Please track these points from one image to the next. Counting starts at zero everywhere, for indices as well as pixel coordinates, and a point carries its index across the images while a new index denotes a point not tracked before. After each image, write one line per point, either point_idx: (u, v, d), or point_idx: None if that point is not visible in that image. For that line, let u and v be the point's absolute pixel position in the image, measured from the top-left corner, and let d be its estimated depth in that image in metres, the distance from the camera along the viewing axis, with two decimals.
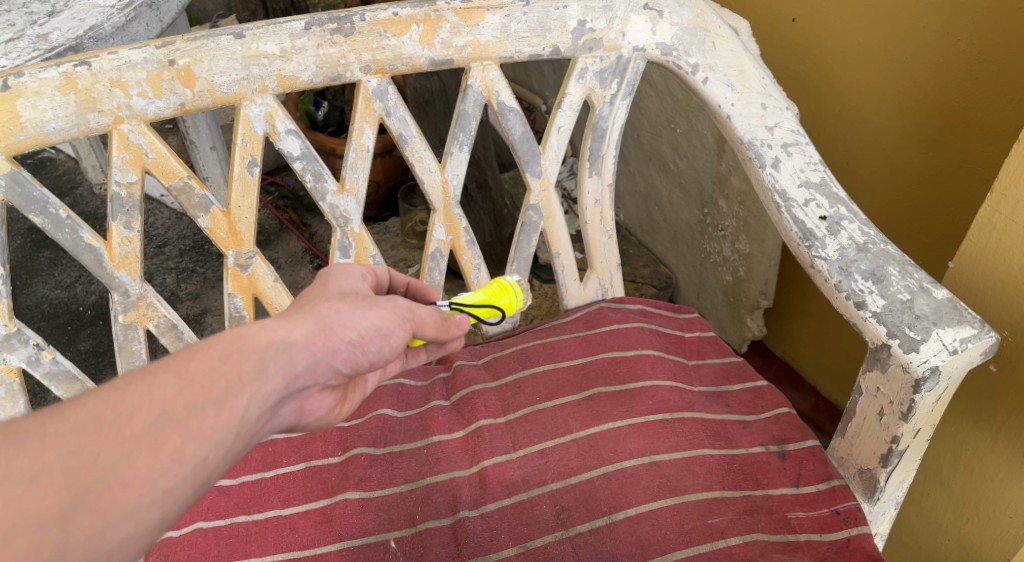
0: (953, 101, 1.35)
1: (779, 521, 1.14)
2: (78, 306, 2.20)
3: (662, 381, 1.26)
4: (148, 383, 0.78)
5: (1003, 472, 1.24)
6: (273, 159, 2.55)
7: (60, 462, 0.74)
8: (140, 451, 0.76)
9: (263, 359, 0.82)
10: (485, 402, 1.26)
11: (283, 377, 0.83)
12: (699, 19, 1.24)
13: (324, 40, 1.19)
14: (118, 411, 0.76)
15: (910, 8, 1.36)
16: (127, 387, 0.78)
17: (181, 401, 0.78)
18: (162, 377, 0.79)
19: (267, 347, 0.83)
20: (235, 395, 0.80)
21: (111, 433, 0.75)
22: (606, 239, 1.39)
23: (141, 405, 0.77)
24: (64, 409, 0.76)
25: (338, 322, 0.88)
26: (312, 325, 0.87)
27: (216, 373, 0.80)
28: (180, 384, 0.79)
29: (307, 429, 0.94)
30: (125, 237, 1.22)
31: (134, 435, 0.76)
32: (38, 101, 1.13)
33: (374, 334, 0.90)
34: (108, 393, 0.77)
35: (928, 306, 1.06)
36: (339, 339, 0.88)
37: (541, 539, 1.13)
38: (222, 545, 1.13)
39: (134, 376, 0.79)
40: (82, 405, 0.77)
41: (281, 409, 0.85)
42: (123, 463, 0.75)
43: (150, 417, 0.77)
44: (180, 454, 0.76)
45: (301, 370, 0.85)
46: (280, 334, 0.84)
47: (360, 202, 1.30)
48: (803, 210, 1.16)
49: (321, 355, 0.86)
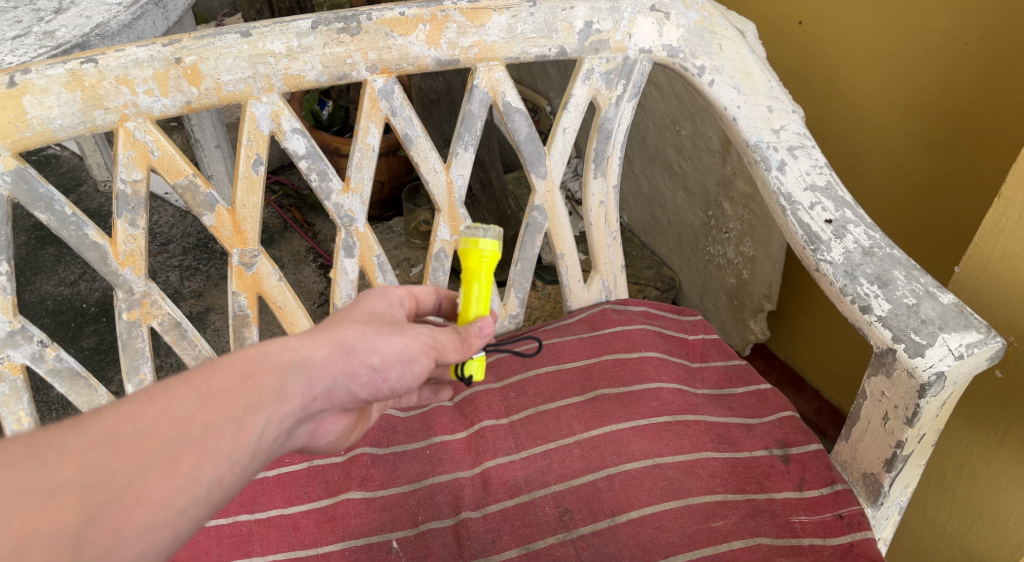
0: (960, 105, 1.35)
1: (782, 525, 1.13)
2: (82, 302, 2.20)
3: (666, 383, 1.26)
4: (169, 398, 0.81)
5: (1009, 478, 1.24)
6: (278, 157, 2.55)
7: (78, 478, 0.76)
8: (157, 468, 0.78)
9: (282, 380, 0.84)
10: (488, 403, 1.27)
11: (300, 398, 0.85)
12: (705, 21, 1.25)
13: (331, 39, 1.19)
14: (137, 425, 0.79)
15: (917, 12, 1.35)
16: (147, 401, 0.80)
17: (199, 419, 0.80)
18: (183, 393, 0.81)
19: (287, 367, 0.85)
20: (254, 414, 0.82)
21: (129, 448, 0.78)
22: (611, 240, 1.39)
23: (158, 421, 0.80)
24: (83, 421, 0.79)
25: (362, 346, 0.90)
26: (334, 346, 0.88)
27: (235, 391, 0.82)
28: (201, 401, 0.81)
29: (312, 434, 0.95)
30: (130, 235, 1.22)
31: (152, 452, 0.78)
32: (44, 98, 1.13)
33: (396, 361, 0.91)
34: (129, 406, 0.80)
35: (934, 311, 1.06)
36: (361, 363, 0.89)
37: (544, 540, 1.13)
38: (224, 544, 1.13)
39: (157, 389, 0.81)
40: (103, 418, 0.79)
41: (297, 429, 0.88)
42: (140, 480, 0.77)
43: (170, 433, 0.79)
44: (197, 473, 0.79)
45: (318, 392, 0.86)
46: (300, 354, 0.86)
47: (366, 201, 1.30)
48: (809, 213, 1.16)
49: (340, 378, 0.88)
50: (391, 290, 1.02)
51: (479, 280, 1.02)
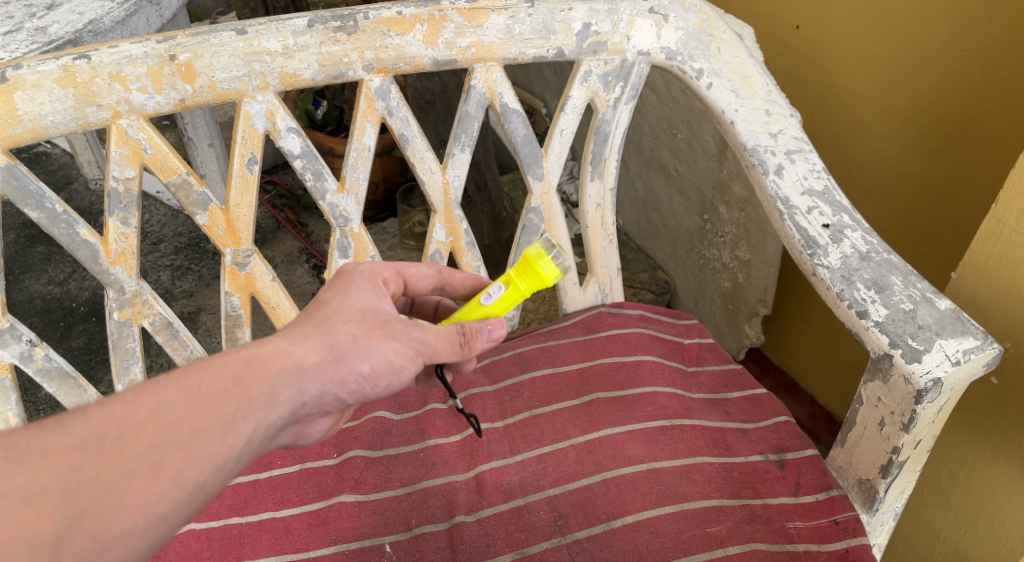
0: (959, 111, 1.35)
1: (778, 530, 1.13)
2: (71, 302, 2.18)
3: (661, 387, 1.26)
4: (157, 399, 0.82)
5: (1003, 485, 1.23)
6: (271, 157, 2.54)
7: (59, 483, 0.77)
8: (141, 472, 0.79)
9: (274, 385, 0.85)
10: (483, 406, 1.26)
11: (291, 405, 0.87)
12: (705, 24, 1.24)
13: (327, 38, 1.18)
14: (122, 429, 0.80)
15: (915, 17, 1.35)
16: (135, 400, 0.82)
17: (187, 422, 0.81)
18: (171, 394, 0.82)
19: (280, 373, 0.86)
20: (243, 419, 0.83)
21: (114, 452, 0.79)
22: (607, 244, 1.38)
23: (143, 426, 0.80)
24: (67, 422, 0.80)
25: (353, 353, 0.90)
26: (327, 351, 0.89)
27: (226, 395, 0.84)
28: (190, 403, 0.82)
29: (296, 435, 0.95)
30: (122, 233, 1.21)
31: (137, 457, 0.79)
32: (36, 94, 1.12)
33: (386, 371, 0.92)
34: (115, 407, 0.81)
35: (931, 317, 1.05)
36: (350, 371, 0.90)
37: (538, 545, 1.12)
38: (215, 547, 1.12)
39: (144, 389, 0.82)
40: (87, 419, 0.80)
41: (283, 432, 0.90)
42: (122, 485, 0.78)
43: (154, 438, 0.80)
44: (181, 478, 0.80)
45: (309, 399, 0.88)
46: (294, 360, 0.87)
47: (361, 202, 1.29)
48: (806, 217, 1.15)
49: (330, 385, 0.89)
50: (378, 267, 1.02)
51: (525, 294, 1.00)
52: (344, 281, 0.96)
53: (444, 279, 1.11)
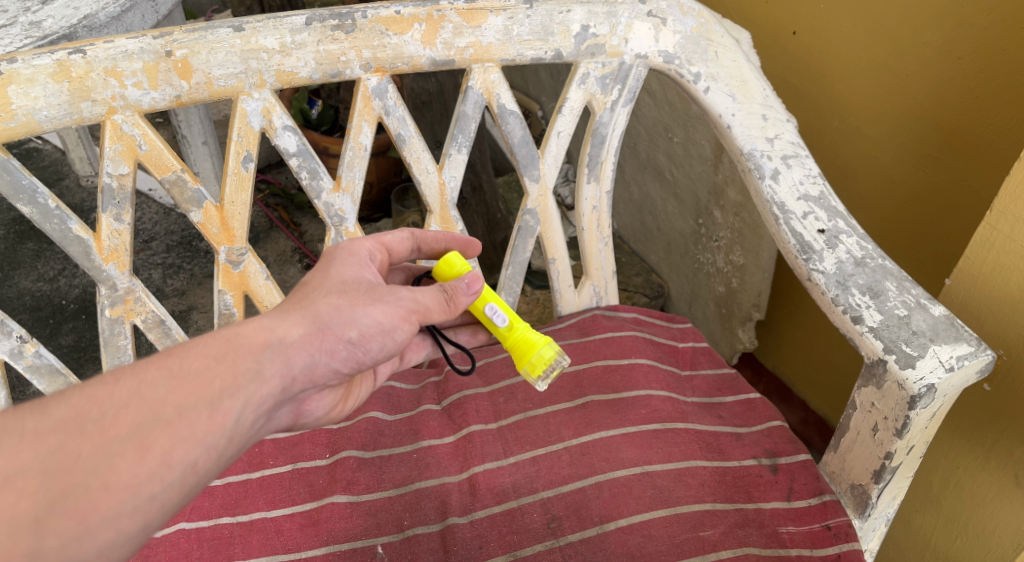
0: (953, 118, 1.36)
1: (770, 535, 1.13)
2: (61, 298, 2.16)
3: (654, 390, 1.25)
4: (137, 381, 0.85)
5: (994, 492, 1.23)
6: (265, 156, 2.53)
7: (38, 463, 0.80)
8: (125, 452, 0.81)
9: (259, 361, 0.89)
10: (476, 407, 1.25)
11: (278, 381, 0.90)
12: (702, 28, 1.24)
13: (324, 36, 1.17)
14: (103, 410, 0.83)
15: (911, 24, 1.36)
16: (114, 383, 0.85)
17: (172, 401, 0.84)
18: (153, 375, 0.85)
19: (263, 348, 0.90)
20: (230, 397, 0.87)
21: (95, 432, 0.82)
22: (603, 246, 1.38)
23: (122, 408, 0.83)
24: (45, 405, 0.83)
25: (338, 321, 0.94)
26: (310, 324, 0.93)
27: (210, 373, 0.87)
28: (173, 384, 0.85)
29: (281, 426, 0.98)
30: (115, 230, 1.20)
31: (119, 436, 0.82)
32: (30, 88, 1.11)
33: (375, 334, 0.96)
34: (94, 389, 0.84)
35: (925, 323, 1.06)
36: (338, 339, 0.94)
37: (530, 548, 1.11)
38: (206, 546, 1.11)
39: (125, 372, 0.85)
40: (66, 401, 0.83)
41: (278, 411, 0.93)
42: (106, 465, 0.81)
43: (137, 418, 0.83)
44: (168, 457, 0.83)
45: (297, 372, 0.92)
46: (277, 334, 0.91)
47: (356, 202, 1.28)
48: (802, 222, 1.15)
49: (318, 356, 0.93)
50: (357, 242, 1.05)
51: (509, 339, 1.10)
52: (329, 264, 1.00)
53: (418, 238, 1.13)
